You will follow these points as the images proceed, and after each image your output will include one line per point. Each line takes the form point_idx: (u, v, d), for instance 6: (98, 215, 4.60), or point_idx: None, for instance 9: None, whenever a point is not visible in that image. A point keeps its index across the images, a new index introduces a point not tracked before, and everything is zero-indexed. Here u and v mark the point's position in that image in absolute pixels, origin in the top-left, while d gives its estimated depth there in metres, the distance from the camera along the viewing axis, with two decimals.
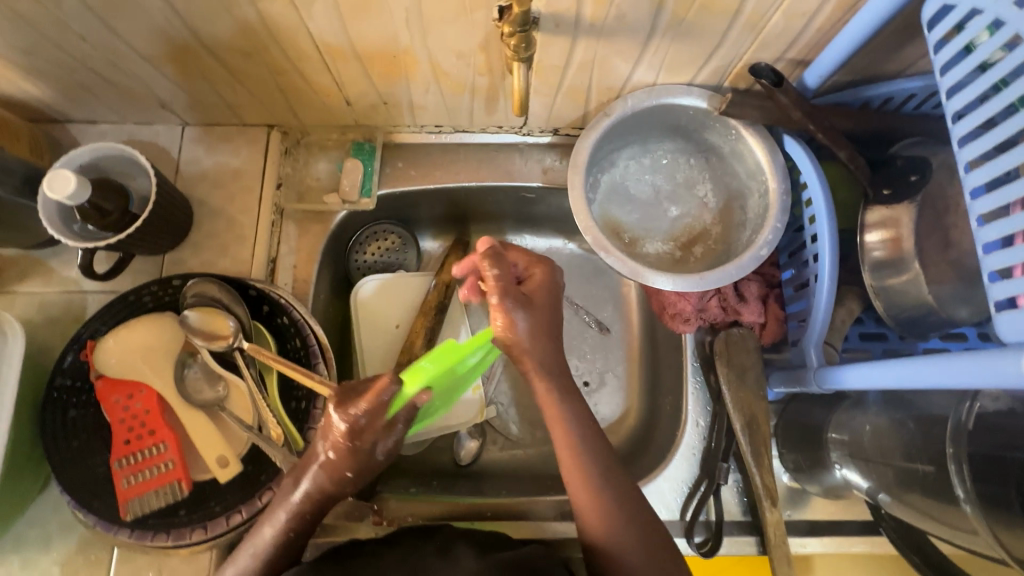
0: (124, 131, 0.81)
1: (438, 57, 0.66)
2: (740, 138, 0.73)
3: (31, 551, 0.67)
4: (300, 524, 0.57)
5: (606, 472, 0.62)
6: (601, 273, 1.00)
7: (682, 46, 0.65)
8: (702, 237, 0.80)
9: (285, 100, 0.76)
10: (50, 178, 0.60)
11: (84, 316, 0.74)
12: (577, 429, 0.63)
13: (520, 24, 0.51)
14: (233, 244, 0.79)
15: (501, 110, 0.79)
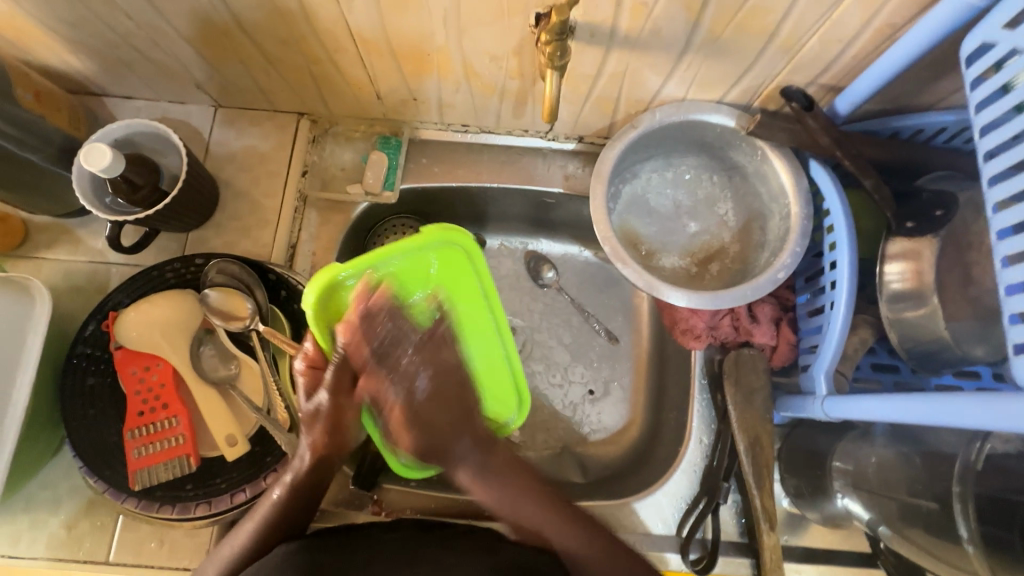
0: (158, 108, 0.83)
1: (471, 59, 0.67)
2: (766, 160, 0.72)
3: (39, 511, 0.69)
4: (295, 499, 0.59)
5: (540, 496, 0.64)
6: (614, 283, 1.00)
7: (715, 64, 0.65)
8: (719, 255, 0.80)
9: (317, 90, 0.77)
10: (87, 150, 0.62)
11: (107, 287, 0.76)
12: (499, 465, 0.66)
13: (557, 33, 0.52)
14: (255, 227, 0.80)
15: (528, 115, 0.79)
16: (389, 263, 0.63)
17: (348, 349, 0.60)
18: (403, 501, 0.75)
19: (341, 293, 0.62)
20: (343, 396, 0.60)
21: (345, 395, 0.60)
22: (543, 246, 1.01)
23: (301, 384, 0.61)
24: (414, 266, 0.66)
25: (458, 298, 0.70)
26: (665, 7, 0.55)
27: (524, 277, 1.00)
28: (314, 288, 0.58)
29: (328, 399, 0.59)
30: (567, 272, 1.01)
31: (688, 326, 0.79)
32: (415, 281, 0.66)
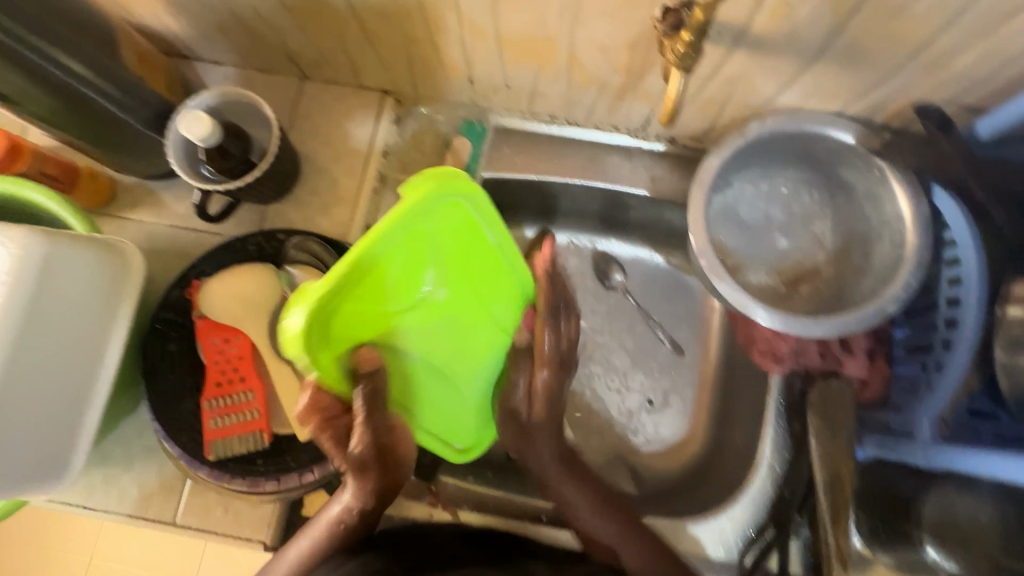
0: (245, 77, 0.82)
1: (579, 49, 0.63)
2: (884, 182, 0.67)
3: (112, 467, 0.70)
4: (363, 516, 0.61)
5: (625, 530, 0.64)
6: (683, 292, 0.96)
7: (844, 73, 0.60)
8: (810, 276, 0.75)
9: (409, 69, 0.75)
10: (187, 118, 0.61)
11: (187, 252, 0.77)
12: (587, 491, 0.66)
13: (698, 31, 0.48)
14: (333, 206, 0.79)
15: (623, 111, 0.76)
16: (385, 260, 0.52)
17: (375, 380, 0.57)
18: (459, 495, 0.74)
19: (326, 318, 0.52)
20: (383, 439, 0.59)
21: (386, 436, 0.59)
22: (613, 247, 0.98)
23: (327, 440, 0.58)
24: (419, 256, 0.55)
25: (482, 264, 0.59)
26: (810, 7, 0.51)
27: (590, 277, 0.97)
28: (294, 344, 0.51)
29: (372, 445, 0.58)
30: (635, 276, 0.97)
31: (768, 347, 0.76)
32: (425, 270, 0.57)
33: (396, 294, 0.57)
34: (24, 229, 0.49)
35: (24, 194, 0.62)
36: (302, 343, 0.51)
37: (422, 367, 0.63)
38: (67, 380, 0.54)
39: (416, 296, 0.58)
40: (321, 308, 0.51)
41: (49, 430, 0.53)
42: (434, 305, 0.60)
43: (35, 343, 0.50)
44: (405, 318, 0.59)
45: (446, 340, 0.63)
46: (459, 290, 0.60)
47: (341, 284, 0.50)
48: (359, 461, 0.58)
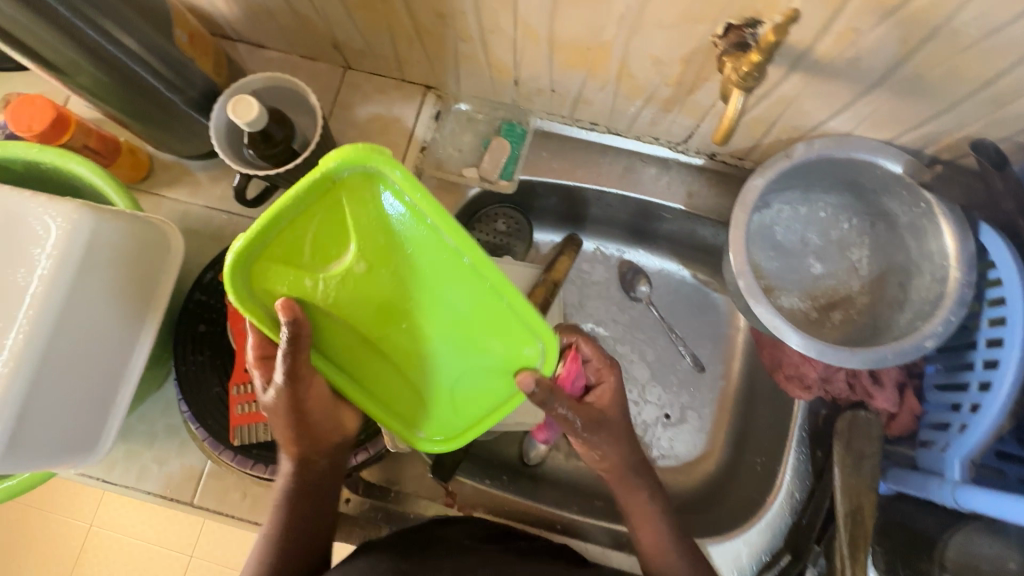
0: (288, 62, 0.81)
1: (632, 60, 0.63)
2: (930, 216, 0.66)
3: (134, 443, 0.71)
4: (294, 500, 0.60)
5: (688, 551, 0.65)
6: (707, 309, 0.96)
7: (902, 103, 0.59)
8: (844, 303, 0.74)
9: (455, 67, 0.74)
10: (236, 102, 0.61)
11: (220, 235, 0.77)
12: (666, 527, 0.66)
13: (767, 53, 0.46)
14: None
15: (667, 123, 0.75)
16: (302, 221, 0.49)
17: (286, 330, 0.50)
18: (474, 498, 0.74)
19: (253, 268, 0.50)
20: (297, 386, 0.55)
21: (301, 383, 0.55)
22: (641, 258, 0.97)
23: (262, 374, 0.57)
24: (331, 219, 0.49)
25: (410, 232, 0.49)
26: (878, 35, 0.50)
27: (616, 287, 0.96)
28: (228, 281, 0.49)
29: (285, 386, 0.54)
30: (661, 289, 0.97)
31: (795, 373, 0.75)
32: (341, 234, 0.49)
33: (312, 260, 0.50)
34: (73, 203, 0.49)
35: (69, 167, 0.62)
36: (230, 288, 0.49)
37: (361, 342, 0.55)
38: (106, 356, 0.54)
39: (331, 264, 0.50)
40: (249, 259, 0.50)
41: (85, 405, 0.54)
42: (354, 277, 0.50)
43: (81, 319, 0.51)
44: (325, 292, 0.51)
45: (383, 318, 0.53)
46: (382, 260, 0.50)
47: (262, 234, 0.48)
48: (277, 407, 0.56)
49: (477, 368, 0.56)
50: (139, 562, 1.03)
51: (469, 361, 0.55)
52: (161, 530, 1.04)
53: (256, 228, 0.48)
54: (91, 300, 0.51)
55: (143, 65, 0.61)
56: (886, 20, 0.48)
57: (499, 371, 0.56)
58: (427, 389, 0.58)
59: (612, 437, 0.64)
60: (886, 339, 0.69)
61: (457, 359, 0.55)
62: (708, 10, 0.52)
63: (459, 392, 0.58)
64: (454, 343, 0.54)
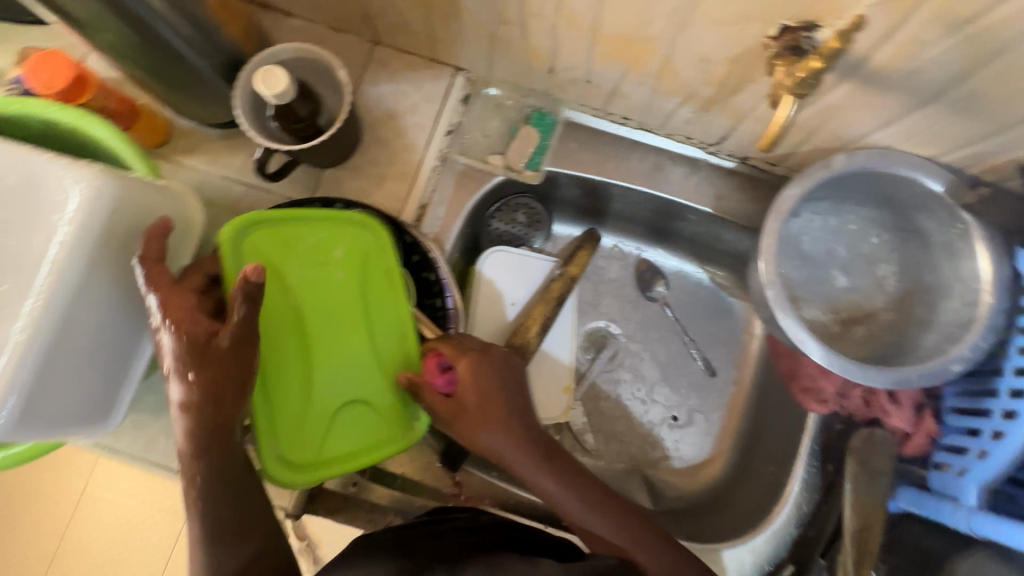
0: (315, 32, 0.79)
1: (677, 57, 0.61)
2: (967, 238, 0.64)
3: (141, 414, 0.70)
4: (214, 488, 0.51)
5: (620, 522, 0.59)
6: (722, 313, 0.95)
7: (954, 120, 0.57)
8: (866, 319, 0.73)
9: (489, 50, 0.72)
10: (264, 73, 0.59)
11: (237, 207, 0.75)
12: (578, 501, 0.59)
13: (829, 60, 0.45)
14: (391, 179, 0.77)
15: (703, 123, 0.73)
16: (312, 228, 0.60)
17: (251, 288, 0.48)
18: (482, 489, 0.74)
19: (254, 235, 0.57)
20: (236, 353, 0.50)
21: (242, 347, 0.50)
22: (660, 259, 0.96)
23: (173, 346, 0.49)
24: (331, 237, 0.60)
25: (380, 278, 0.61)
26: (942, 50, 0.48)
27: (631, 285, 0.95)
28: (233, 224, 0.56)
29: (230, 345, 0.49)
30: (678, 291, 0.95)
31: (812, 386, 0.74)
32: (332, 250, 0.60)
33: (299, 256, 0.59)
34: (95, 168, 0.47)
35: (84, 126, 0.60)
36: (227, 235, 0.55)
37: (278, 339, 0.57)
38: (121, 326, 0.53)
39: (309, 268, 0.59)
40: (253, 229, 0.57)
41: (100, 374, 0.53)
42: (313, 289, 0.59)
43: (99, 287, 0.49)
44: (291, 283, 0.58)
45: (304, 330, 0.58)
46: (349, 279, 0.60)
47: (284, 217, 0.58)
48: (202, 380, 0.49)
49: (366, 399, 0.60)
50: (120, 524, 1.04)
51: (363, 388, 0.60)
52: (146, 494, 1.05)
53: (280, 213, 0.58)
54: (109, 268, 0.50)
55: (175, 32, 0.59)
56: (953, 34, 0.46)
57: (383, 407, 0.60)
58: (313, 402, 0.58)
59: (491, 416, 0.59)
60: (909, 360, 0.68)
61: (358, 376, 0.60)
62: (768, 12, 0.50)
63: (341, 416, 0.59)
64: (359, 369, 0.60)
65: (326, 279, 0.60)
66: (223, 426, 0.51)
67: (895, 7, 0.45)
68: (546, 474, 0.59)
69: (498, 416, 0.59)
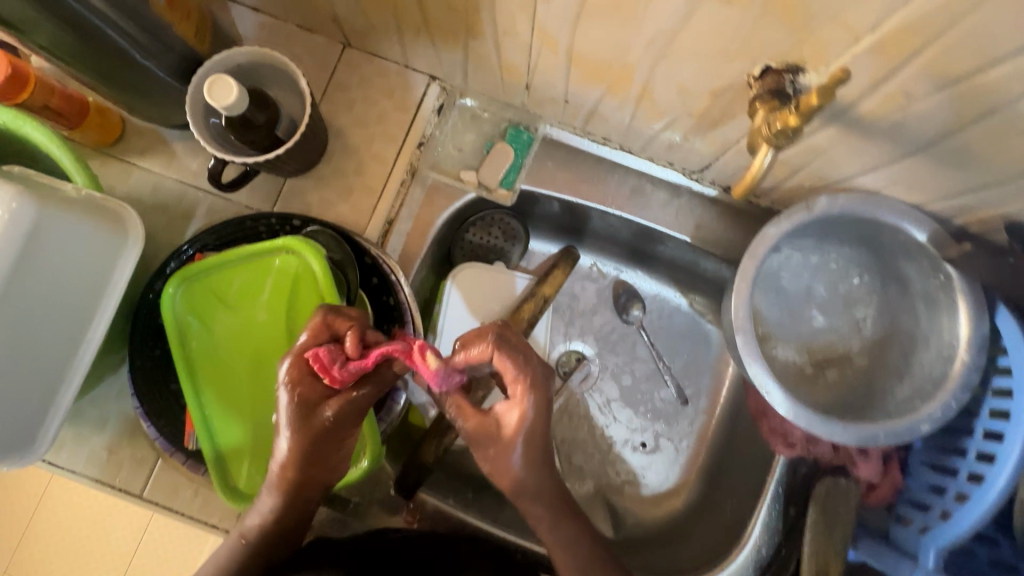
0: (283, 31, 0.75)
1: (656, 85, 0.57)
2: (948, 290, 0.62)
3: (83, 427, 0.68)
4: (266, 537, 0.54)
5: None
6: (700, 340, 0.92)
7: (940, 172, 0.54)
8: (841, 362, 0.71)
9: (463, 61, 0.68)
10: (212, 82, 0.55)
11: (191, 216, 0.72)
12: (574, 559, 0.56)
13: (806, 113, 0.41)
14: (357, 193, 0.73)
15: (684, 150, 0.70)
16: (239, 270, 0.59)
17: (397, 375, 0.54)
18: (435, 516, 0.73)
19: (188, 289, 0.58)
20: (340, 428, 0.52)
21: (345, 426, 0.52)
22: (638, 281, 0.93)
23: (294, 399, 0.50)
24: (260, 275, 0.59)
25: (306, 311, 0.59)
26: (930, 105, 0.45)
27: (607, 306, 0.93)
28: (173, 281, 0.57)
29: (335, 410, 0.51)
30: (654, 314, 0.93)
31: (781, 427, 0.73)
32: (259, 290, 0.59)
33: (231, 301, 0.59)
34: (12, 189, 0.44)
35: (23, 131, 0.56)
36: (164, 293, 0.57)
37: (222, 382, 0.58)
38: (43, 353, 0.49)
39: (240, 312, 0.59)
40: (186, 283, 0.58)
41: (16, 404, 0.49)
42: (241, 330, 0.59)
43: (12, 313, 0.46)
44: (226, 327, 0.59)
45: (244, 371, 0.59)
46: (277, 319, 0.59)
47: (209, 264, 0.58)
48: (302, 444, 0.51)
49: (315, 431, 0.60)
50: (60, 557, 0.97)
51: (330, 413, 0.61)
52: (85, 527, 0.97)
53: (203, 262, 0.58)
54: (28, 292, 0.47)
55: (121, 32, 0.55)
56: (943, 91, 0.43)
57: None
58: (260, 441, 0.58)
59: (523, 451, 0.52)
60: (879, 415, 0.66)
61: None
62: (751, 50, 0.46)
63: None
64: None
65: (256, 318, 0.59)
66: (295, 487, 0.53)
67: (880, 59, 0.42)
68: (550, 512, 0.55)
69: (529, 457, 0.53)
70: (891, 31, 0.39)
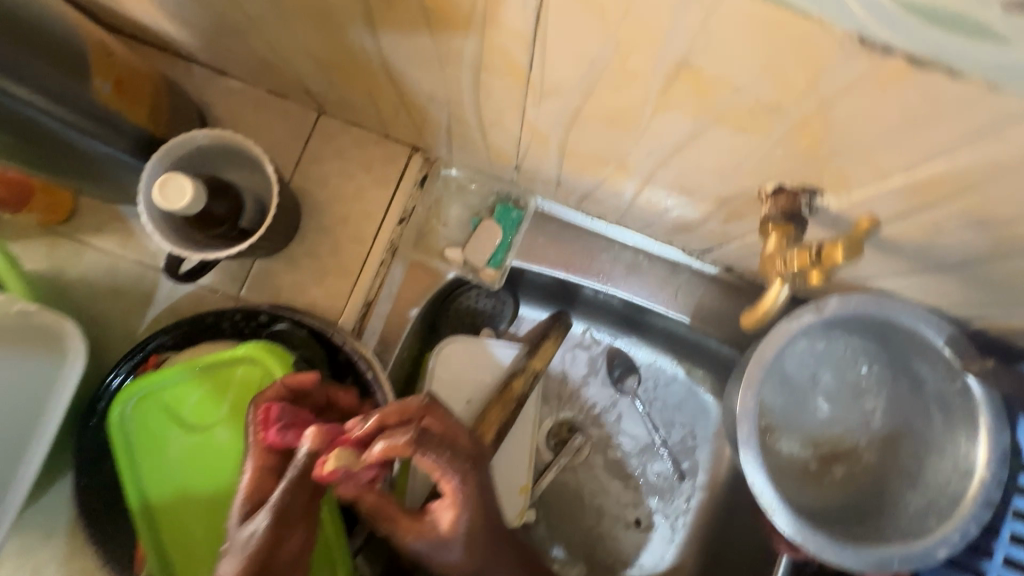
0: (252, 97, 0.69)
1: (658, 183, 0.53)
2: (967, 398, 0.59)
3: (29, 537, 0.62)
4: None
5: None
6: (698, 411, 0.87)
7: (964, 288, 0.50)
8: (847, 457, 0.67)
9: (447, 139, 0.63)
10: (164, 185, 0.49)
11: (151, 300, 0.66)
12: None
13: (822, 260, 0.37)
14: (332, 275, 0.67)
15: (685, 235, 0.65)
16: (196, 383, 0.54)
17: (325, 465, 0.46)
18: None
19: (139, 405, 0.53)
20: (285, 527, 0.44)
21: (289, 527, 0.44)
22: (632, 349, 0.88)
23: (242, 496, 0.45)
24: (219, 387, 0.54)
25: None
26: (961, 239, 0.40)
27: (600, 377, 0.88)
28: (122, 398, 0.52)
29: (277, 500, 0.43)
30: (649, 384, 0.88)
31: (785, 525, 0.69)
32: (217, 404, 0.54)
33: (188, 415, 0.54)
34: None
35: None
36: (113, 412, 0.52)
37: (176, 507, 0.53)
38: None
39: (197, 430, 0.53)
40: (138, 398, 0.53)
41: None
42: (197, 451, 0.53)
43: None
44: (181, 445, 0.53)
45: (200, 495, 0.53)
46: (235, 436, 0.53)
47: (161, 377, 0.53)
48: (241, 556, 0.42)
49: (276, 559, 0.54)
50: None
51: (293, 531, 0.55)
52: None
53: (155, 375, 0.53)
54: None
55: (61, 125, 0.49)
56: (978, 230, 0.39)
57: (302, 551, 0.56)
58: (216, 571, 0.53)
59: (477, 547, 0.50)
60: (893, 538, 0.61)
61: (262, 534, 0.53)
62: (763, 170, 0.42)
63: None
64: None
65: (214, 436, 0.53)
66: None
67: (909, 197, 0.38)
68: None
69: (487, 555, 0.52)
70: (926, 177, 0.35)
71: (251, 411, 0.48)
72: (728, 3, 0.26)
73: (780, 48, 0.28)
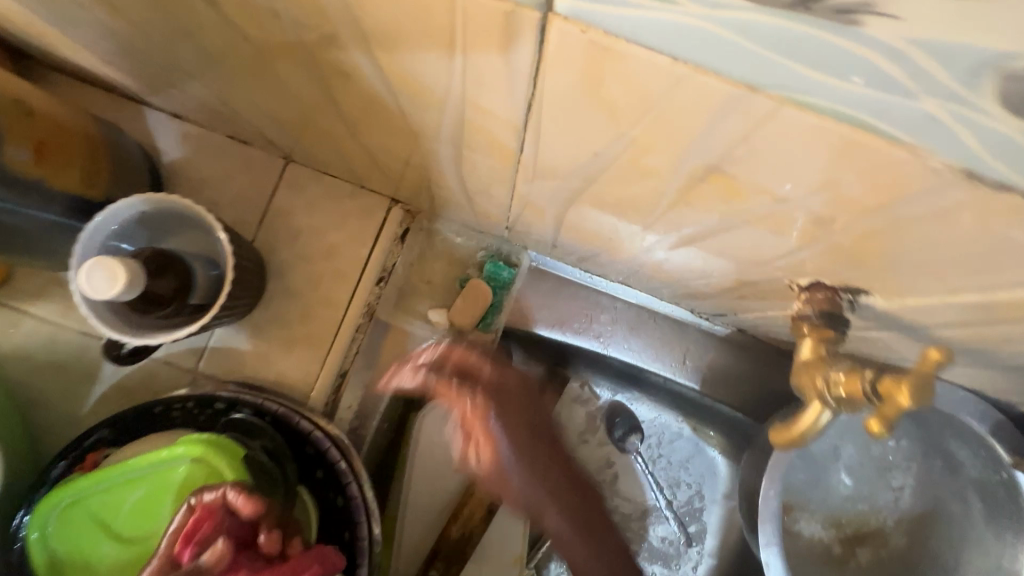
0: (211, 144, 0.62)
1: (669, 259, 0.46)
2: (1012, 491, 0.51)
3: None
4: None
5: None
6: (707, 472, 0.80)
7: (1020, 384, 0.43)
8: (874, 537, 0.62)
9: (428, 195, 0.56)
10: (90, 270, 0.42)
11: (97, 376, 0.58)
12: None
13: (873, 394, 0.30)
14: (301, 344, 0.60)
15: (695, 301, 0.58)
16: (130, 488, 0.46)
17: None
18: None
19: (67, 513, 0.46)
20: None
21: None
22: (634, 405, 0.81)
23: None
24: (154, 494, 0.46)
25: None
26: None
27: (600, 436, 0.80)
28: (48, 504, 0.46)
29: None
30: (653, 442, 0.81)
31: None
32: (152, 514, 0.46)
33: (121, 527, 0.46)
34: None
35: None
36: (36, 519, 0.46)
37: None
38: None
39: (130, 543, 0.46)
40: (65, 505, 0.46)
41: None
42: (130, 570, 0.46)
43: None
44: (110, 563, 0.46)
45: None
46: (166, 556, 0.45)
47: (88, 481, 0.46)
48: None
49: None
50: None
51: None
52: None
53: (85, 479, 0.46)
54: None
55: None
56: None
57: None
58: None
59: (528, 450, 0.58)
60: None
61: None
62: (797, 266, 0.35)
63: None
64: None
65: (151, 550, 0.46)
66: None
67: (980, 312, 0.31)
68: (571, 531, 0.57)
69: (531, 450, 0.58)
70: (1008, 300, 0.28)
71: (182, 509, 0.39)
72: (785, 120, 0.19)
73: (846, 166, 0.21)
